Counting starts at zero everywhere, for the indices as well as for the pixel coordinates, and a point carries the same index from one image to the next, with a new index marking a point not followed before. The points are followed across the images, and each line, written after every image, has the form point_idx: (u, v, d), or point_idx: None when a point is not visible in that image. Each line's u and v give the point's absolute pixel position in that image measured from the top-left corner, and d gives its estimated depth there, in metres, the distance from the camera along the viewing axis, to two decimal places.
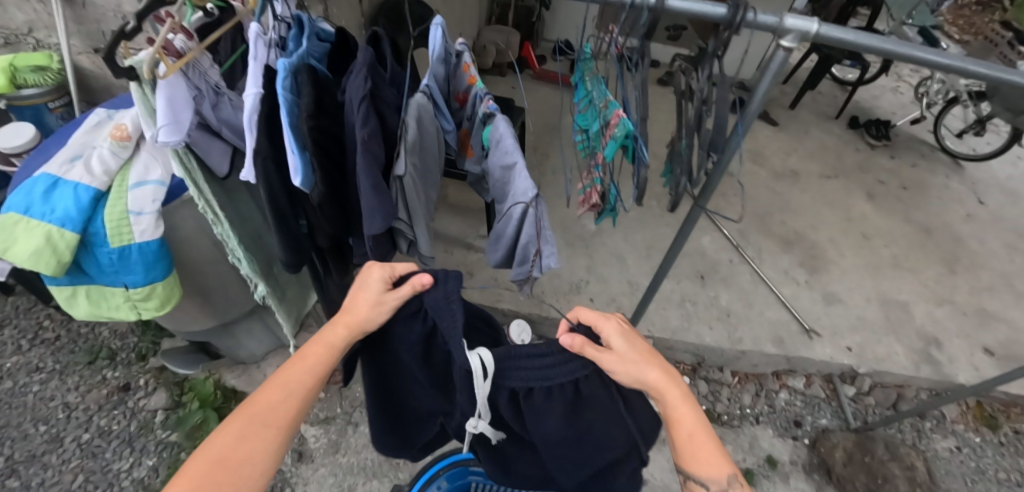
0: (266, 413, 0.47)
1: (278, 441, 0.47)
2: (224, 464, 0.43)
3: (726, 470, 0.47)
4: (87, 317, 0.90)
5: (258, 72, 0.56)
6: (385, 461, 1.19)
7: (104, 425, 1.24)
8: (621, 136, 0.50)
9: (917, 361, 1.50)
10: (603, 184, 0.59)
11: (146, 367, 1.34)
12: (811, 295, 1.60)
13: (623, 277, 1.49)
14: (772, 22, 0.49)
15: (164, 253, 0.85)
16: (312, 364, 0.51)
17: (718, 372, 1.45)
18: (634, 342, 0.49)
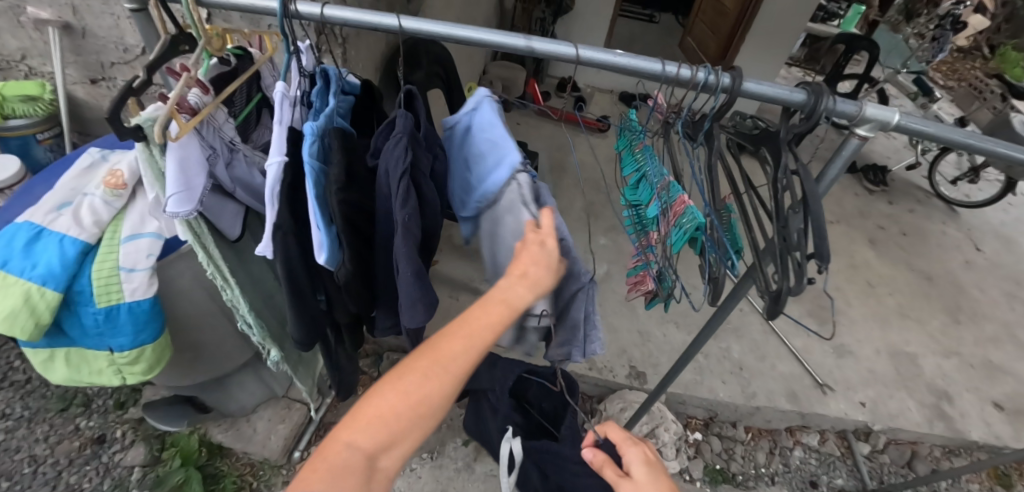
0: (446, 362, 0.45)
1: (452, 393, 0.45)
2: (406, 403, 0.43)
3: None
4: (64, 381, 0.82)
5: (283, 138, 0.52)
6: None
7: (74, 482, 1.14)
8: (692, 225, 0.49)
9: (930, 417, 1.46)
10: (659, 268, 0.59)
11: (124, 416, 1.25)
12: (821, 346, 1.57)
13: (633, 326, 1.44)
14: (852, 110, 0.49)
15: (157, 312, 0.78)
16: (494, 322, 0.47)
17: (731, 428, 1.39)
18: (656, 476, 0.53)
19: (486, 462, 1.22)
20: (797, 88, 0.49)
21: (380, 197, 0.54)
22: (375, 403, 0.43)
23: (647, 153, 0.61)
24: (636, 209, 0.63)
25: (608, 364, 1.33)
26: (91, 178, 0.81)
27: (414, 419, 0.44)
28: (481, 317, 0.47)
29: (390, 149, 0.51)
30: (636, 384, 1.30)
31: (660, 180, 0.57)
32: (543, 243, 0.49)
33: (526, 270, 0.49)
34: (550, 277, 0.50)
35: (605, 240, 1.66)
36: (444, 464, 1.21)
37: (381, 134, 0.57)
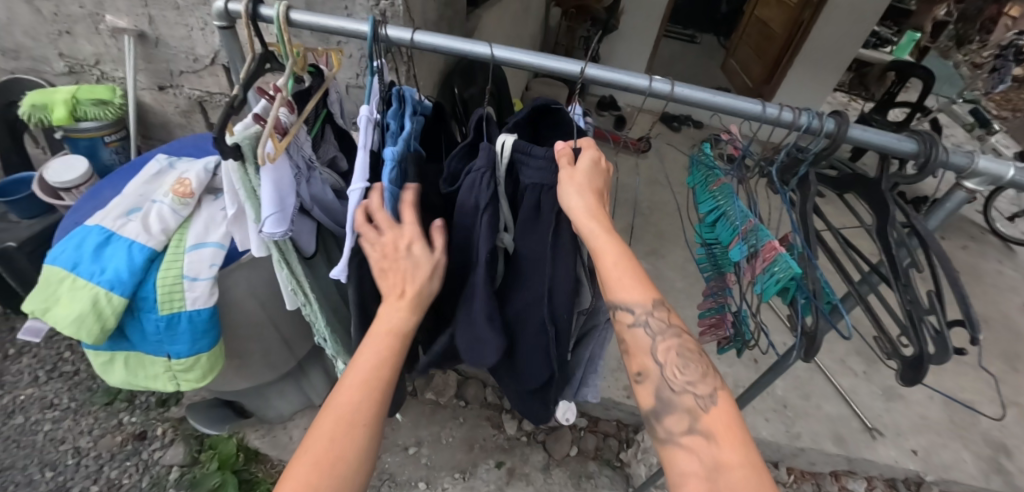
0: (351, 412, 0.46)
1: (370, 440, 0.46)
2: (321, 469, 0.43)
3: (649, 296, 0.50)
4: (121, 385, 0.84)
5: (366, 163, 0.53)
6: None
7: (114, 477, 1.20)
8: (787, 273, 0.53)
9: (986, 470, 1.35)
10: (737, 313, 0.65)
11: (165, 415, 1.31)
12: (870, 388, 1.49)
13: None
14: (963, 163, 0.48)
15: (215, 321, 0.80)
16: (386, 357, 0.50)
17: (773, 469, 1.34)
18: (595, 174, 0.53)
19: (518, 487, 1.28)
20: (906, 137, 0.51)
21: (459, 215, 0.58)
22: (291, 481, 0.42)
23: (727, 192, 0.63)
24: (710, 248, 0.67)
25: None
26: (159, 185, 0.83)
27: (338, 485, 0.43)
28: (371, 357, 0.49)
29: (479, 185, 0.55)
30: None
31: (743, 222, 0.59)
32: (410, 250, 0.52)
33: (404, 288, 0.52)
34: (431, 282, 0.54)
35: (645, 264, 1.64)
36: (475, 486, 1.27)
37: (455, 158, 0.59)
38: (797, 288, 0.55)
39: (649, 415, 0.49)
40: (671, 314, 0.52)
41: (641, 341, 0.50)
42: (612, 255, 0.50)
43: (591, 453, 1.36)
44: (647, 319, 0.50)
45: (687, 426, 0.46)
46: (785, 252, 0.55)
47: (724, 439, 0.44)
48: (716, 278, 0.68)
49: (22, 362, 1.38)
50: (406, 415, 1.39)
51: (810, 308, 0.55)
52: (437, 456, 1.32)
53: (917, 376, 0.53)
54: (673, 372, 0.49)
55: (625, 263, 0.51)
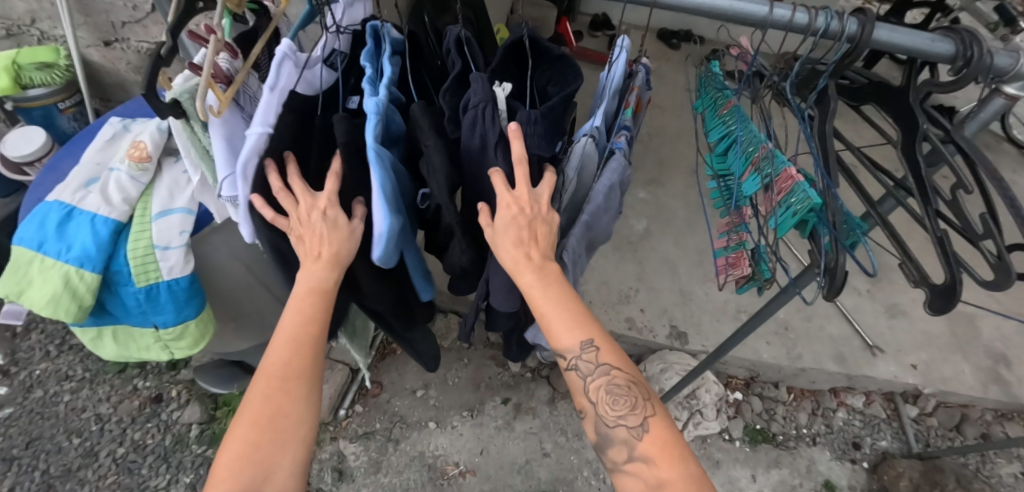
0: (283, 372, 0.53)
1: (305, 395, 0.54)
2: (257, 427, 0.52)
3: (579, 338, 0.54)
4: (115, 357, 0.86)
5: (268, 106, 0.52)
6: (428, 482, 1.25)
7: (137, 439, 1.29)
8: (804, 203, 0.51)
9: (985, 381, 1.36)
10: (754, 249, 0.63)
11: (177, 378, 1.38)
12: (873, 306, 1.47)
13: (675, 286, 1.37)
14: (1008, 64, 0.46)
15: (198, 288, 0.79)
16: (315, 316, 0.55)
17: (773, 389, 1.38)
18: (514, 222, 0.53)
19: (526, 421, 1.33)
20: (942, 37, 0.48)
21: (467, 158, 0.57)
22: (233, 444, 0.51)
23: (737, 115, 0.62)
24: (724, 181, 0.66)
25: (647, 323, 1.30)
26: (114, 151, 0.78)
27: (278, 438, 0.52)
28: (295, 317, 0.55)
29: (483, 123, 0.53)
30: (676, 344, 1.28)
31: (758, 147, 0.57)
32: (324, 213, 0.52)
33: (319, 252, 0.53)
34: (350, 246, 0.55)
35: (644, 194, 1.57)
36: (484, 422, 1.33)
37: (447, 94, 0.57)
38: (818, 221, 0.53)
39: (598, 445, 0.56)
40: (603, 344, 0.54)
41: (576, 383, 0.56)
42: (542, 297, 0.53)
43: None
44: (576, 363, 0.54)
45: (626, 455, 0.52)
46: (803, 181, 0.52)
47: (657, 459, 0.50)
48: (731, 212, 0.65)
49: (31, 338, 1.41)
50: (412, 360, 1.42)
51: (833, 244, 0.52)
52: (444, 397, 1.36)
53: (949, 304, 0.50)
54: (606, 408, 0.55)
55: (567, 303, 0.54)
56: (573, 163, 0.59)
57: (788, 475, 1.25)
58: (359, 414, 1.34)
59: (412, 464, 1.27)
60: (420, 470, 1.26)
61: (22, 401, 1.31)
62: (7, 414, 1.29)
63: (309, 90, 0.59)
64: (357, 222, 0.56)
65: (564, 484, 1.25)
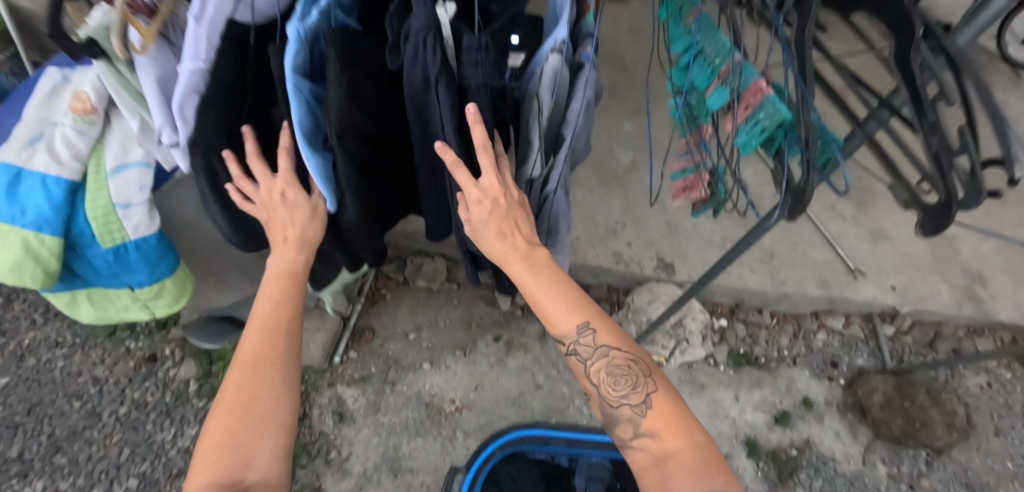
0: (256, 356, 0.61)
1: (280, 377, 0.61)
2: (235, 413, 0.57)
3: (574, 322, 0.60)
4: (96, 319, 0.89)
5: (197, 39, 0.53)
6: (426, 420, 1.30)
7: (138, 398, 1.40)
8: (773, 119, 0.51)
9: (960, 299, 1.41)
10: (712, 174, 0.72)
11: (167, 337, 1.46)
12: (857, 231, 1.46)
13: (662, 218, 1.36)
14: None
15: (170, 245, 0.78)
16: (284, 300, 0.66)
17: (758, 314, 1.41)
18: (495, 212, 0.59)
19: (518, 357, 1.36)
20: None
21: (411, 94, 0.55)
22: (213, 433, 0.56)
23: (706, 25, 0.56)
24: (685, 97, 0.67)
25: (635, 257, 1.31)
26: (58, 106, 0.70)
27: (256, 423, 0.57)
28: (264, 306, 0.65)
29: (425, 54, 0.49)
30: (663, 276, 1.30)
31: (725, 60, 0.55)
32: (284, 197, 0.65)
33: (286, 235, 0.66)
34: (313, 226, 0.67)
35: (630, 126, 1.45)
36: (477, 359, 1.36)
37: (393, 18, 0.53)
38: (785, 136, 0.55)
39: (606, 425, 0.60)
40: (595, 324, 0.60)
41: (579, 367, 0.61)
42: (536, 287, 0.60)
43: None
44: (576, 347, 0.61)
45: (632, 432, 0.56)
46: (773, 94, 0.50)
47: (665, 433, 0.54)
48: (693, 131, 0.70)
49: (13, 307, 1.49)
50: (402, 303, 1.43)
51: (800, 164, 0.55)
52: (437, 338, 1.38)
53: (943, 223, 0.51)
54: (608, 389, 0.60)
55: (557, 291, 0.61)
56: (545, 85, 0.55)
57: (768, 394, 1.32)
58: (354, 360, 1.37)
59: (410, 404, 1.32)
60: (417, 408, 1.32)
61: (17, 369, 1.43)
62: (5, 383, 1.41)
63: (249, 17, 0.57)
64: (317, 197, 0.68)
65: (557, 413, 1.30)
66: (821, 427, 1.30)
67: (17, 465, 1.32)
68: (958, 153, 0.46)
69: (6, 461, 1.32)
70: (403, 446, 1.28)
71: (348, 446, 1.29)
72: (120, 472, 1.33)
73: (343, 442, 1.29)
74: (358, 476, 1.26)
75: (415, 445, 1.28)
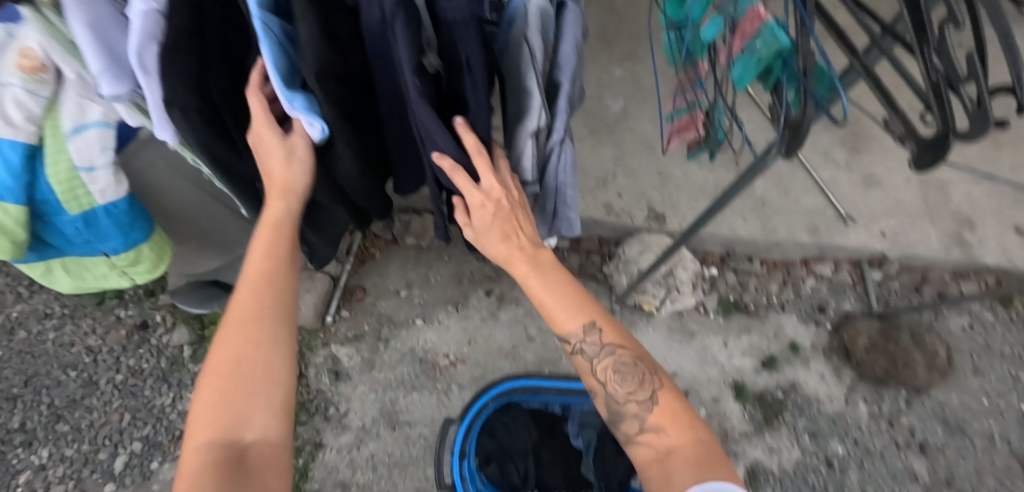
0: (243, 314, 0.60)
1: (268, 335, 0.60)
2: (226, 375, 0.57)
3: (580, 321, 0.64)
4: (73, 288, 0.88)
5: None
6: (421, 375, 1.32)
7: (133, 365, 1.41)
8: (770, 49, 0.47)
9: (948, 243, 1.41)
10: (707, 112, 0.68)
11: (157, 304, 1.46)
12: (849, 177, 1.44)
13: (653, 166, 1.33)
14: None
15: (142, 209, 0.78)
16: (270, 253, 0.64)
17: (747, 262, 1.42)
18: (497, 217, 0.63)
19: (509, 310, 1.37)
20: None
21: (373, 35, 0.51)
22: (207, 395, 0.57)
23: None
24: (680, 32, 0.61)
25: (627, 208, 1.30)
26: None
27: (245, 382, 0.57)
28: (252, 261, 0.64)
29: None
30: (655, 226, 1.29)
31: None
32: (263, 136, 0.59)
33: (271, 186, 0.63)
34: (296, 173, 0.63)
35: (621, 72, 1.40)
36: (469, 314, 1.36)
37: None
38: (784, 66, 0.50)
39: (610, 420, 0.64)
40: (603, 321, 0.64)
41: (585, 365, 0.65)
42: (536, 281, 0.65)
43: (575, 271, 1.34)
44: (582, 346, 0.64)
45: (638, 427, 0.60)
46: (774, 20, 0.46)
47: (672, 426, 0.59)
48: (688, 69, 0.65)
49: None
50: (392, 261, 1.42)
51: (799, 98, 0.52)
52: (429, 295, 1.38)
53: (937, 156, 0.48)
54: (615, 386, 0.64)
55: (562, 287, 0.65)
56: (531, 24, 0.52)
57: (757, 340, 1.35)
58: (346, 319, 1.37)
59: (404, 360, 1.33)
60: (412, 364, 1.33)
61: (8, 342, 1.42)
62: None
63: None
64: (295, 139, 0.61)
65: (549, 363, 1.32)
66: (806, 370, 1.34)
67: (21, 435, 1.34)
68: (964, 83, 0.41)
69: (9, 431, 1.34)
70: (400, 400, 1.30)
71: (345, 402, 1.31)
72: (124, 436, 1.35)
73: (341, 398, 1.31)
74: (357, 430, 1.29)
75: (411, 398, 1.30)
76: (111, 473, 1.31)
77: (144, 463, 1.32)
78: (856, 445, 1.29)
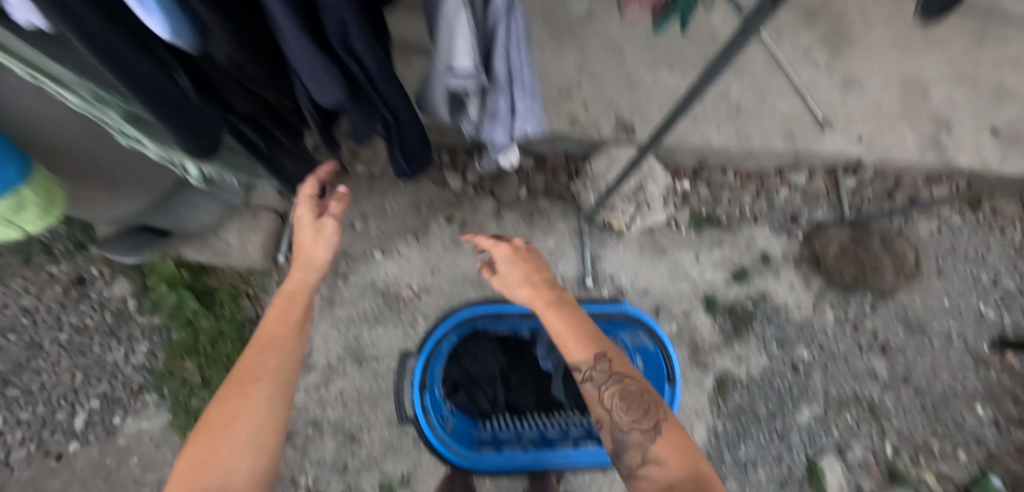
0: (247, 373, 0.62)
1: (267, 395, 0.60)
2: (213, 433, 0.55)
3: (590, 352, 0.68)
4: None
5: None
6: (384, 309, 1.27)
7: (77, 323, 1.30)
8: None
9: (924, 146, 1.37)
10: None
11: (91, 257, 1.32)
12: (829, 79, 1.35)
13: (620, 73, 1.22)
14: None
15: (3, 137, 0.57)
16: (286, 324, 0.72)
17: (721, 174, 1.36)
18: (513, 267, 0.79)
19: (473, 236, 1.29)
20: None
21: None
22: (187, 457, 0.54)
23: None
24: None
25: (591, 119, 1.21)
26: None
27: (231, 443, 0.55)
28: (267, 329, 0.71)
29: None
30: (623, 138, 1.21)
31: None
32: (310, 226, 0.84)
33: (304, 263, 0.81)
34: (322, 249, 0.83)
35: None
36: (430, 243, 1.29)
37: None
38: None
39: (613, 454, 0.64)
40: (610, 357, 0.67)
41: (592, 393, 0.67)
42: (554, 321, 0.72)
43: (541, 191, 1.30)
44: (591, 373, 0.68)
45: (640, 458, 0.60)
46: None
47: (670, 455, 0.59)
48: None
49: None
50: (343, 192, 1.30)
51: None
52: (386, 226, 1.29)
53: None
54: (620, 413, 0.65)
55: (574, 321, 0.71)
56: None
57: (728, 253, 1.32)
58: None
59: (365, 294, 1.27)
60: (374, 298, 1.27)
61: None
62: None
63: None
64: (328, 221, 0.85)
65: None
66: (776, 280, 1.33)
67: None
68: None
69: None
70: (364, 336, 1.25)
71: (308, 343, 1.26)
72: (79, 395, 1.28)
73: None
74: (324, 369, 1.24)
75: (376, 333, 1.26)
76: (73, 432, 1.26)
77: (106, 420, 1.27)
78: (821, 349, 1.33)
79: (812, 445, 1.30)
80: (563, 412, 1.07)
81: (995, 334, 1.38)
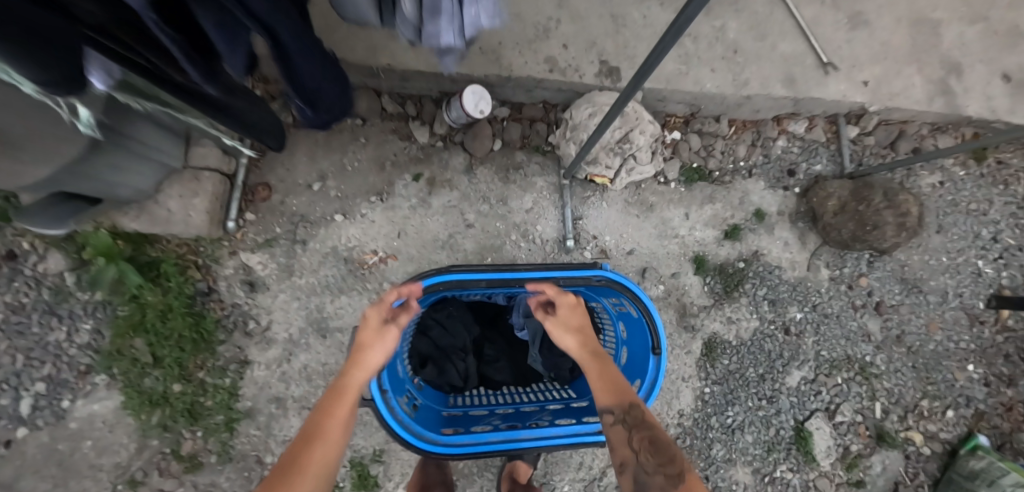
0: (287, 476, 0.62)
1: None
2: None
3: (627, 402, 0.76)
4: None
5: None
6: (348, 276, 1.17)
7: (12, 300, 1.14)
8: None
9: (931, 93, 1.26)
10: None
11: (17, 229, 1.13)
12: (835, 16, 1.22)
13: (605, 9, 1.08)
14: None
15: None
16: (339, 422, 0.69)
17: (714, 124, 1.25)
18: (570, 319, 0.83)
19: (442, 195, 1.18)
20: None
21: None
22: None
23: None
24: None
25: (572, 62, 1.08)
26: None
27: None
28: (320, 417, 0.69)
29: None
30: (608, 84, 1.09)
31: None
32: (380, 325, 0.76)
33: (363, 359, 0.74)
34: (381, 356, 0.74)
35: None
36: (396, 204, 1.17)
37: None
38: None
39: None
40: (644, 414, 0.75)
41: (620, 436, 0.74)
42: (593, 371, 0.80)
43: (517, 143, 1.18)
44: (624, 418, 0.74)
45: None
46: None
47: None
48: None
49: None
50: (297, 149, 1.16)
51: None
52: (347, 186, 1.17)
53: None
54: (646, 458, 0.70)
55: (613, 376, 0.79)
56: None
57: (720, 210, 1.23)
58: (253, 223, 1.17)
59: (326, 262, 1.17)
60: (336, 265, 1.17)
61: None
62: None
63: None
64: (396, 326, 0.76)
65: (492, 251, 1.18)
66: (770, 238, 1.25)
67: None
68: None
69: None
70: (327, 306, 1.18)
71: (266, 315, 1.17)
72: (22, 378, 1.15)
73: (260, 311, 1.17)
74: (284, 342, 1.18)
75: (339, 303, 1.17)
76: (19, 417, 1.14)
77: (54, 403, 1.15)
78: (815, 310, 1.26)
79: (801, 409, 1.26)
80: (541, 384, 1.02)
81: (991, 292, 1.32)
